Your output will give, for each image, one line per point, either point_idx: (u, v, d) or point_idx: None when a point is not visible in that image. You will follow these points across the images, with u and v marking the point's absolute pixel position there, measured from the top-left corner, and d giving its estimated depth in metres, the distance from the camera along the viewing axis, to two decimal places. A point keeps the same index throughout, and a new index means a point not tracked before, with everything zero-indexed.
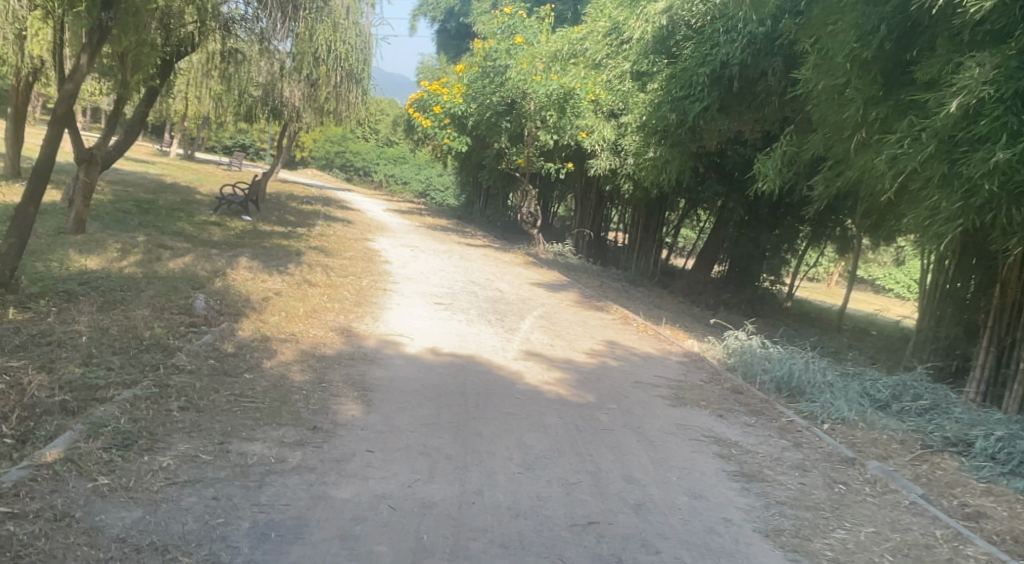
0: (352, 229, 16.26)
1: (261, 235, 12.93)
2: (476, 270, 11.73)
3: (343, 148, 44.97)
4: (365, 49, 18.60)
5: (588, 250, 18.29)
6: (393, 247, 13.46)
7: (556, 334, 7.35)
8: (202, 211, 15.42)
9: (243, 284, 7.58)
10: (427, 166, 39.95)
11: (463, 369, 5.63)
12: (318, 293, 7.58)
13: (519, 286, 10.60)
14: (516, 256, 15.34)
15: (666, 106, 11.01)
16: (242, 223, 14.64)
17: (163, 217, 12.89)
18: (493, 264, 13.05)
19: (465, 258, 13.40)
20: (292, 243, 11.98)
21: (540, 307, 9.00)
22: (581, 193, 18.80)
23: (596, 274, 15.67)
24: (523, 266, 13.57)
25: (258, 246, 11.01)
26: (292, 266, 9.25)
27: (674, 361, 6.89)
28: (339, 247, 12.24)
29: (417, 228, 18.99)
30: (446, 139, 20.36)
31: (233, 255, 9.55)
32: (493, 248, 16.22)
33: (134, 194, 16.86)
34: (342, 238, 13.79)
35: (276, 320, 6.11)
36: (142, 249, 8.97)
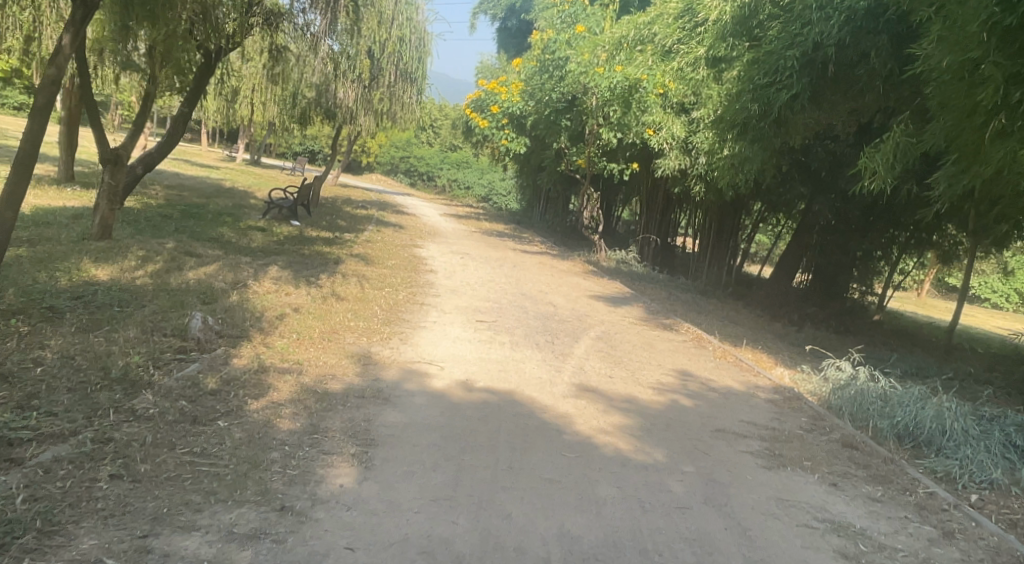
0: (403, 234, 15.49)
1: (305, 241, 12.26)
2: (530, 280, 10.68)
3: (408, 153, 44.72)
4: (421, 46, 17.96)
5: (653, 257, 16.94)
6: (442, 255, 12.56)
7: (617, 362, 6.20)
8: (251, 216, 14.94)
9: (261, 298, 6.74)
10: (490, 170, 39.19)
11: (499, 410, 4.56)
12: (344, 310, 6.67)
13: (576, 300, 9.48)
14: (576, 264, 14.22)
15: (746, 96, 9.70)
16: (289, 228, 14.06)
17: (205, 223, 12.36)
18: (549, 273, 11.99)
19: (519, 267, 12.36)
20: (335, 250, 11.24)
21: (599, 325, 7.86)
22: (646, 195, 17.45)
23: (663, 284, 14.37)
24: (582, 276, 12.43)
25: (296, 254, 10.28)
26: (325, 276, 8.42)
27: (762, 400, 5.64)
28: (384, 255, 11.40)
29: (474, 235, 18.11)
30: (504, 140, 19.48)
31: (264, 264, 8.79)
32: (551, 256, 15.15)
33: (187, 200, 16.58)
34: (390, 245, 12.99)
35: (283, 344, 5.19)
36: (166, 256, 8.32)
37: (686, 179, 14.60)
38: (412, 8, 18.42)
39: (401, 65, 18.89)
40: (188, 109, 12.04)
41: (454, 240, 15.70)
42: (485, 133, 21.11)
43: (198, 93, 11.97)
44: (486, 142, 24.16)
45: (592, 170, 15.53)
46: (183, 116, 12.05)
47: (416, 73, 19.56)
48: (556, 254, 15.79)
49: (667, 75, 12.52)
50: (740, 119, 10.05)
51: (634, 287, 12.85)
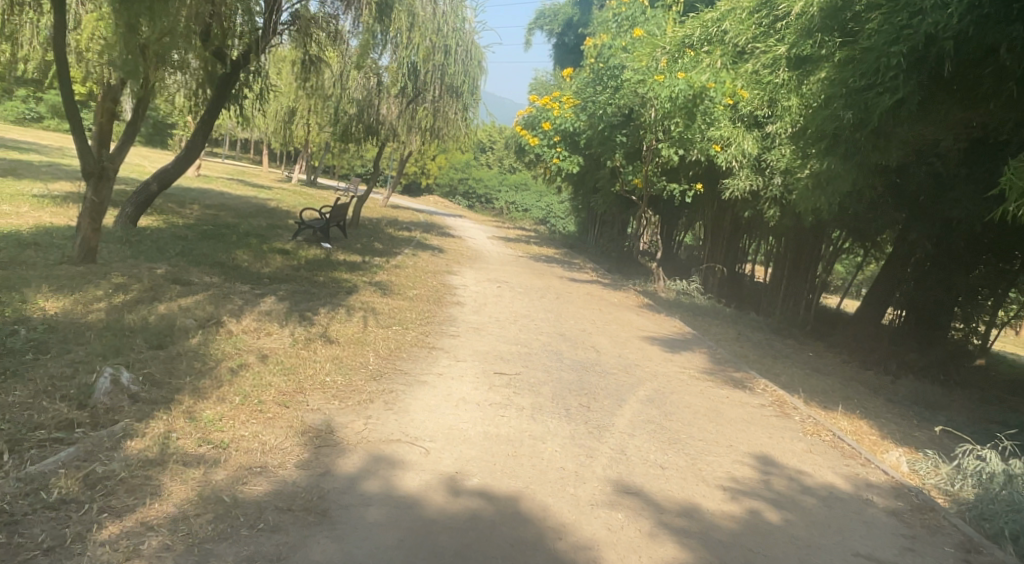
0: (440, 259, 14.26)
1: (325, 266, 11.10)
2: (571, 317, 9.16)
3: (466, 176, 43.91)
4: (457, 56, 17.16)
5: (718, 289, 15.18)
6: (476, 283, 11.20)
7: (671, 442, 4.63)
8: (281, 238, 14.03)
9: (230, 341, 5.49)
10: (548, 194, 37.92)
11: (491, 532, 3.08)
12: (327, 359, 5.34)
13: (626, 343, 7.91)
14: (629, 296, 12.65)
15: (836, 101, 8.09)
16: (317, 252, 12.99)
17: (223, 244, 11.39)
18: (597, 307, 10.47)
19: (564, 299, 10.88)
20: (354, 276, 10.03)
21: (650, 381, 6.28)
22: (709, 218, 15.73)
23: (730, 321, 12.63)
24: (635, 311, 10.86)
25: (306, 281, 9.08)
26: (327, 310, 7.16)
27: (879, 513, 3.97)
28: (409, 283, 10.11)
29: (520, 260, 16.75)
30: (556, 159, 18.21)
31: (261, 295, 7.59)
32: (602, 286, 13.61)
33: (220, 219, 15.82)
34: (421, 271, 11.71)
35: (215, 413, 3.86)
36: (146, 284, 7.23)
37: (757, 202, 12.96)
38: (458, 18, 17.45)
39: (446, 79, 17.85)
40: (208, 119, 11.20)
41: (496, 266, 14.38)
42: (537, 151, 19.88)
43: (220, 101, 11.14)
44: (538, 162, 22.84)
45: (649, 192, 14.05)
46: (204, 127, 11.20)
47: (463, 88, 18.44)
48: (608, 284, 14.25)
49: (738, 81, 10.99)
50: (828, 129, 8.40)
51: (696, 325, 11.18)
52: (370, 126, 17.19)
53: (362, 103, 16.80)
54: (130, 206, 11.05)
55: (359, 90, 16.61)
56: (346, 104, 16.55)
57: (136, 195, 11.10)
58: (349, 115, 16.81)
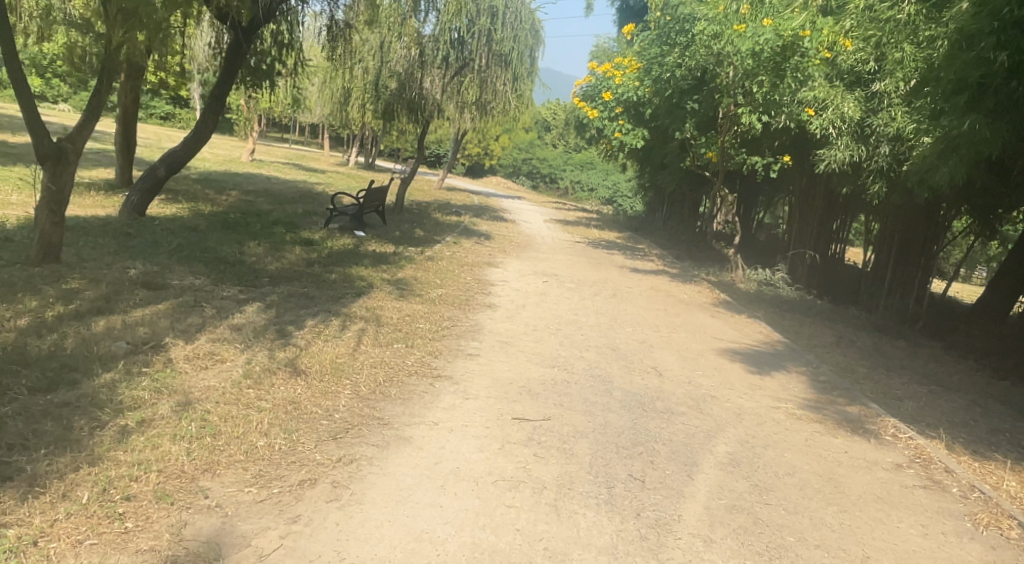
0: (485, 248, 12.74)
1: (346, 259, 9.73)
2: (628, 322, 7.46)
3: (531, 155, 42.12)
4: (496, 16, 15.88)
5: (809, 278, 13.13)
6: (520, 279, 9.61)
7: (773, 557, 2.96)
8: (312, 226, 12.81)
9: (158, 378, 4.06)
10: (615, 172, 35.68)
11: None
12: (277, 405, 3.86)
13: (696, 361, 6.16)
14: (703, 290, 10.81)
15: (981, 40, 6.08)
16: (347, 242, 11.66)
17: (236, 235, 10.18)
18: (662, 306, 8.75)
19: (622, 296, 9.18)
20: (373, 272, 8.62)
21: (733, 426, 4.56)
22: (796, 196, 13.65)
23: (824, 320, 10.63)
24: (708, 310, 9.06)
25: (313, 281, 7.70)
26: (316, 322, 5.73)
27: None
28: (436, 279, 8.61)
29: (577, 247, 15.07)
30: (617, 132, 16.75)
31: (243, 302, 6.22)
32: (670, 277, 11.81)
33: (255, 207, 14.77)
34: (458, 264, 10.19)
35: (30, 529, 2.42)
36: (105, 289, 5.97)
37: (858, 176, 10.86)
38: None
39: (495, 46, 16.18)
40: (217, 94, 10.04)
41: (548, 256, 12.74)
42: (599, 124, 18.06)
43: (229, 74, 9.96)
44: (600, 137, 20.92)
45: (725, 167, 12.12)
46: (213, 104, 10.07)
47: (512, 55, 16.76)
48: (676, 274, 12.43)
49: (840, 27, 8.97)
50: (971, 77, 6.35)
51: (784, 327, 9.28)
52: (414, 102, 15.60)
53: (403, 77, 15.34)
54: (136, 193, 9.97)
55: (399, 61, 15.22)
56: (385, 76, 15.46)
57: (141, 181, 10.01)
58: (390, 90, 15.53)
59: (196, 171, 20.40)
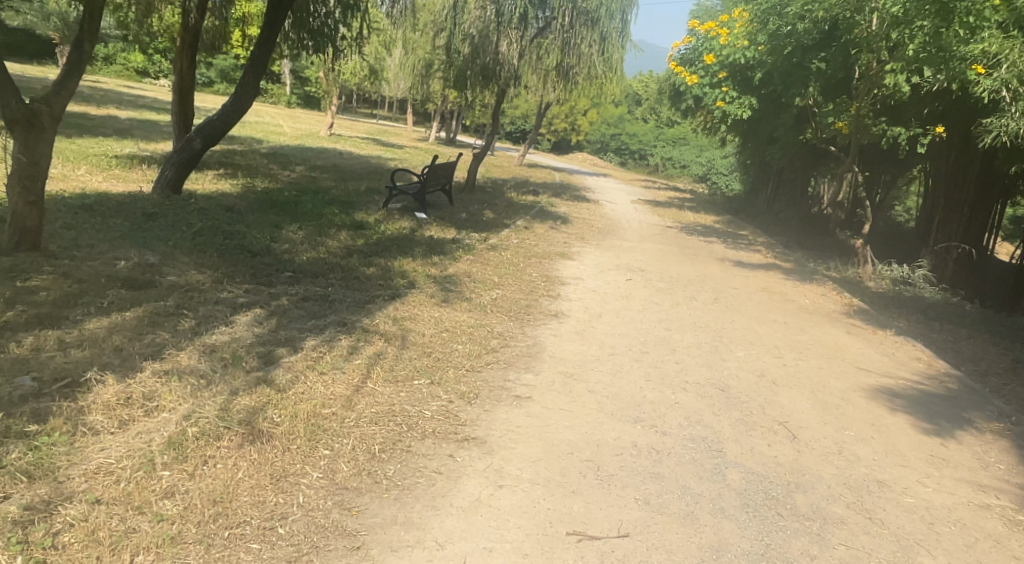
0: (560, 234, 11.18)
1: (395, 247, 8.39)
2: (735, 344, 5.72)
3: (619, 131, 39.83)
4: None
5: (954, 276, 10.83)
6: (598, 276, 7.99)
7: None
8: (370, 207, 11.61)
9: (41, 446, 2.73)
10: (710, 148, 33.08)
11: None
12: (192, 508, 2.46)
13: (840, 410, 4.40)
14: (826, 291, 8.84)
15: None
16: (404, 226, 10.35)
17: (277, 216, 9.02)
18: (776, 317, 6.93)
19: (725, 300, 7.41)
20: (419, 266, 7.21)
21: (929, 553, 2.84)
22: (940, 174, 11.38)
23: (984, 335, 8.48)
24: (837, 320, 7.15)
25: (344, 278, 6.37)
26: (319, 341, 4.33)
27: None
28: (494, 277, 7.12)
29: (668, 233, 13.21)
30: (720, 101, 15.12)
31: (241, 308, 4.91)
32: (781, 274, 9.86)
33: (316, 183, 13.74)
34: (525, 255, 8.67)
35: None
36: (71, 288, 4.78)
37: None
38: None
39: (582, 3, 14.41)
40: (259, 54, 8.91)
41: (634, 245, 11.02)
42: (700, 91, 16.00)
43: (272, 31, 8.83)
44: (697, 108, 18.78)
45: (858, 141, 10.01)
46: (255, 66, 8.94)
47: (602, 14, 14.92)
48: (789, 270, 10.43)
49: None
50: None
51: (939, 346, 7.26)
52: (487, 68, 14.04)
53: (478, 40, 13.85)
54: (171, 168, 8.88)
55: (473, 23, 13.73)
56: (458, 41, 14.01)
57: (176, 154, 8.91)
58: (463, 56, 14.04)
59: (268, 145, 19.71)
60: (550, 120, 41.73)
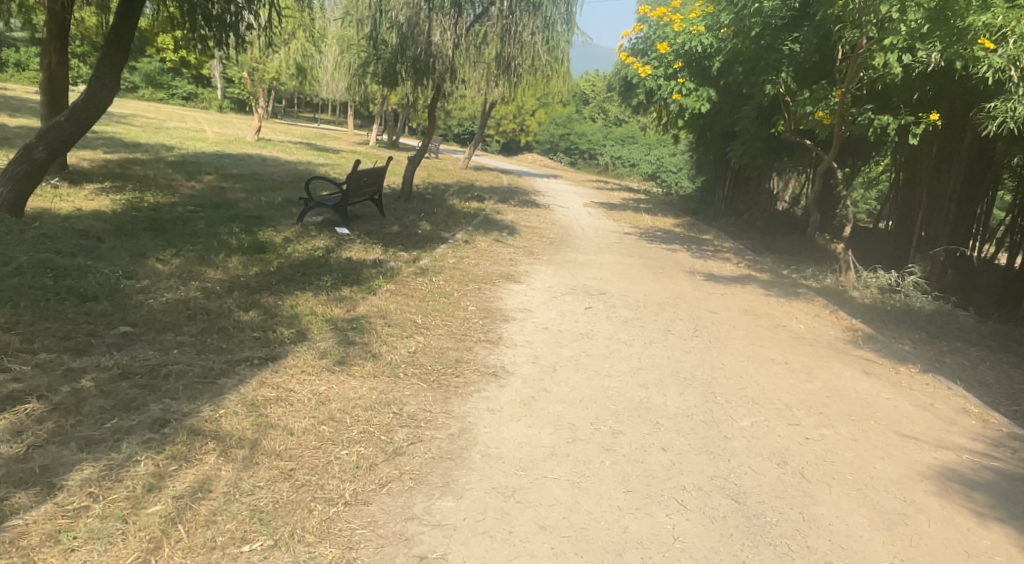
0: (505, 248, 9.67)
1: (295, 277, 6.70)
2: (737, 407, 4.24)
3: (568, 130, 37.77)
4: None
5: (945, 284, 9.72)
6: (550, 306, 6.48)
7: None
8: (282, 223, 9.87)
9: None
10: (659, 146, 32.23)
11: None
12: None
13: (912, 528, 2.97)
14: (817, 310, 7.50)
15: None
16: (317, 246, 8.66)
17: (150, 241, 7.24)
18: (774, 354, 5.50)
19: (708, 333, 5.96)
20: (318, 306, 5.54)
21: None
22: (924, 167, 10.25)
23: (1000, 355, 7.28)
24: (844, 353, 5.79)
25: (208, 328, 4.70)
26: (98, 470, 2.67)
27: None
28: (416, 316, 5.49)
29: (628, 242, 11.78)
30: (676, 93, 13.82)
31: (8, 404, 3.22)
32: (761, 289, 8.53)
33: (222, 196, 11.89)
34: (460, 280, 7.10)
35: None
36: None
37: None
38: None
39: None
40: (117, 40, 7.16)
41: (590, 259, 9.56)
42: (654, 83, 14.68)
43: (133, 12, 7.09)
44: (650, 103, 17.50)
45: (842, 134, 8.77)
46: (114, 55, 7.16)
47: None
48: (769, 282, 9.11)
49: None
50: None
51: (964, 378, 5.97)
52: (419, 61, 12.42)
53: (406, 29, 12.25)
54: (5, 184, 6.93)
55: (400, 9, 12.09)
56: (384, 29, 12.39)
57: (13, 168, 7.03)
58: (390, 47, 12.42)
59: (179, 153, 17.64)
60: (497, 120, 40.11)
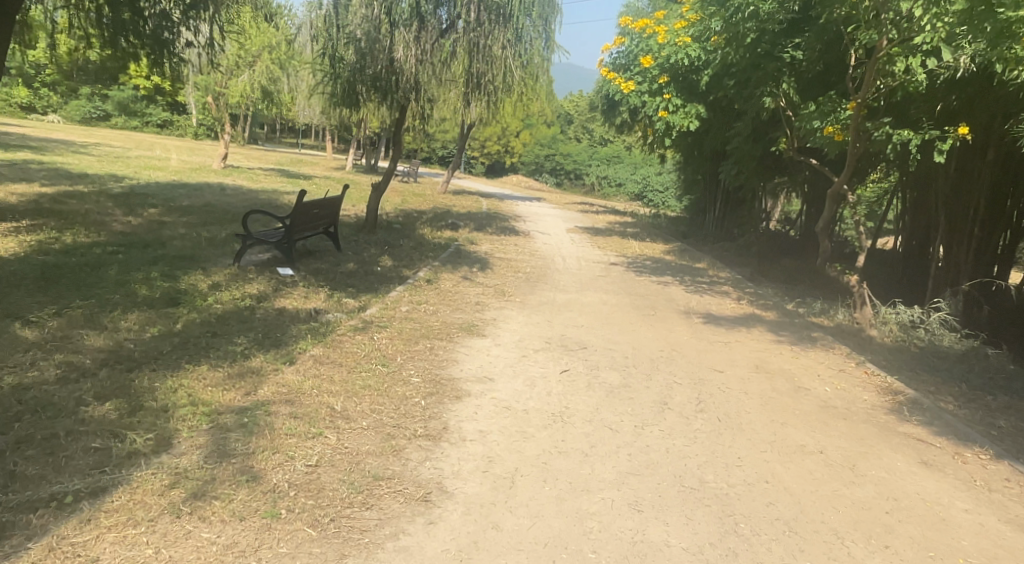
0: (473, 288, 8.40)
1: (199, 339, 5.40)
2: (766, 544, 2.99)
3: (553, 151, 36.69)
4: None
5: (978, 320, 8.53)
6: (517, 372, 5.20)
7: None
8: (215, 265, 8.57)
9: None
10: (646, 165, 31.28)
11: None
12: None
13: None
14: (840, 362, 6.27)
15: None
16: (248, 292, 7.38)
17: (28, 298, 5.93)
18: (802, 439, 4.26)
19: (714, 408, 4.69)
20: (209, 388, 4.24)
21: None
22: (945, 185, 9.12)
23: None
24: (889, 430, 4.54)
25: (29, 435, 3.40)
26: None
27: None
28: (335, 397, 4.20)
29: (614, 274, 10.56)
30: (662, 110, 12.71)
31: None
32: (770, 333, 7.29)
33: (159, 233, 10.59)
34: (408, 337, 5.82)
35: None
36: None
37: None
38: None
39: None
40: None
41: (571, 299, 8.31)
42: (638, 99, 13.58)
43: None
44: (635, 121, 16.40)
45: (856, 152, 7.63)
46: None
47: (516, 11, 12.30)
48: (777, 323, 7.89)
49: None
50: None
51: None
52: (379, 79, 11.25)
53: (364, 45, 11.08)
54: None
55: (357, 23, 10.94)
56: (341, 45, 11.22)
57: None
58: (347, 64, 11.25)
59: (129, 184, 16.33)
60: (481, 141, 38.24)
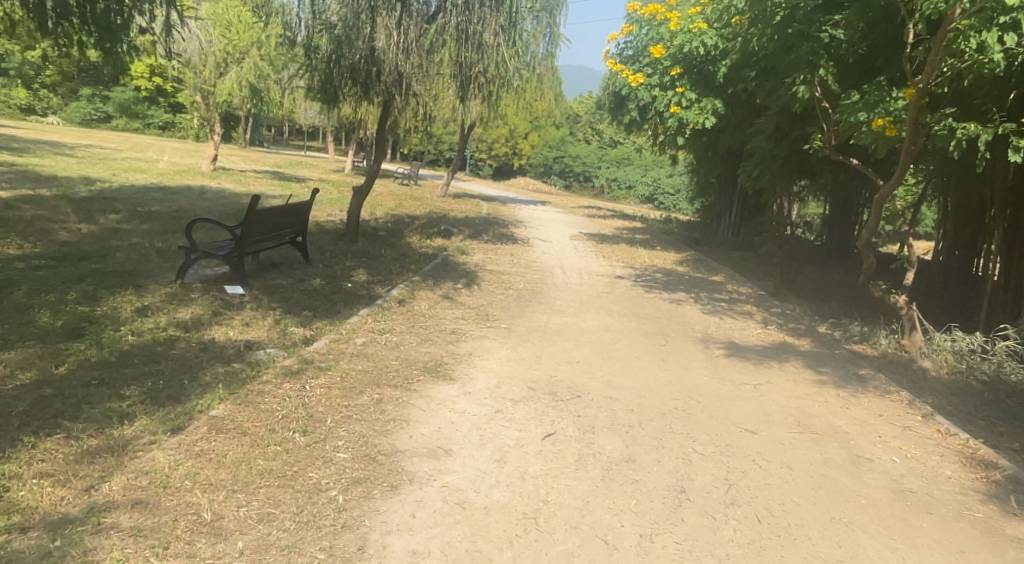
0: (451, 310, 7.16)
1: (76, 390, 4.18)
2: None
3: (560, 152, 35.42)
4: None
5: None
6: (484, 438, 3.93)
7: None
8: (152, 282, 7.36)
9: None
10: (658, 168, 30.02)
11: None
12: None
13: None
14: (899, 412, 4.98)
15: None
16: (178, 318, 6.16)
17: None
18: (880, 558, 2.97)
19: (748, 496, 3.42)
20: (35, 479, 3.00)
21: None
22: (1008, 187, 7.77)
23: None
24: (992, 533, 3.26)
25: None
26: None
27: None
28: (211, 496, 2.95)
29: (620, 290, 9.29)
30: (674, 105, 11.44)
31: None
32: (807, 369, 6.00)
33: (106, 243, 9.41)
34: (351, 384, 4.58)
35: None
36: None
37: None
38: None
39: None
40: None
41: (567, 323, 7.05)
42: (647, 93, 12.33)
43: None
44: (644, 119, 15.16)
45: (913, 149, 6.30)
46: None
47: None
48: (813, 355, 6.60)
49: None
50: None
51: None
52: (359, 71, 9.94)
53: (342, 32, 9.80)
54: None
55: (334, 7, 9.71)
56: (316, 32, 9.97)
57: None
58: (323, 54, 9.96)
59: (99, 188, 15.19)
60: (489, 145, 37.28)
